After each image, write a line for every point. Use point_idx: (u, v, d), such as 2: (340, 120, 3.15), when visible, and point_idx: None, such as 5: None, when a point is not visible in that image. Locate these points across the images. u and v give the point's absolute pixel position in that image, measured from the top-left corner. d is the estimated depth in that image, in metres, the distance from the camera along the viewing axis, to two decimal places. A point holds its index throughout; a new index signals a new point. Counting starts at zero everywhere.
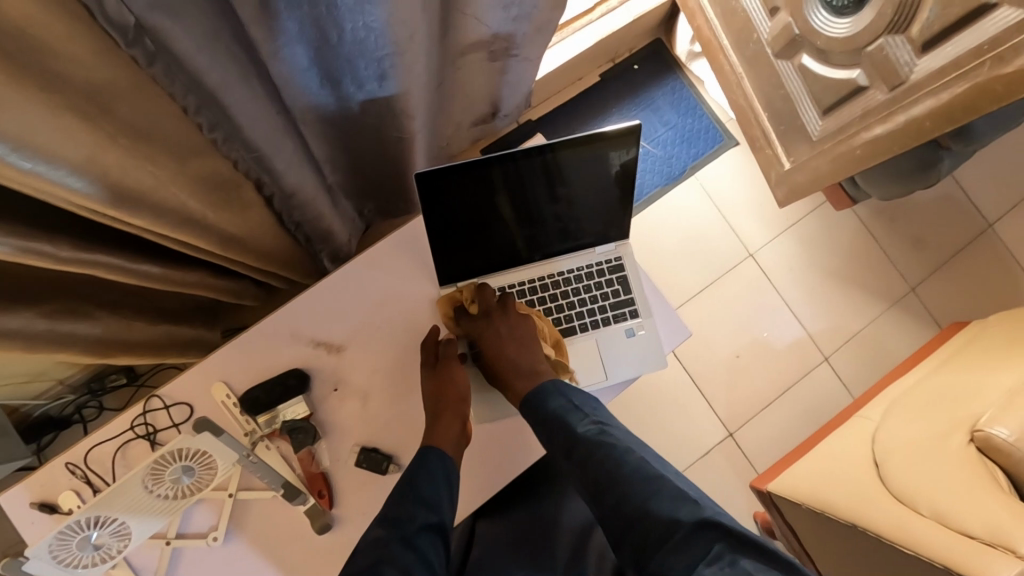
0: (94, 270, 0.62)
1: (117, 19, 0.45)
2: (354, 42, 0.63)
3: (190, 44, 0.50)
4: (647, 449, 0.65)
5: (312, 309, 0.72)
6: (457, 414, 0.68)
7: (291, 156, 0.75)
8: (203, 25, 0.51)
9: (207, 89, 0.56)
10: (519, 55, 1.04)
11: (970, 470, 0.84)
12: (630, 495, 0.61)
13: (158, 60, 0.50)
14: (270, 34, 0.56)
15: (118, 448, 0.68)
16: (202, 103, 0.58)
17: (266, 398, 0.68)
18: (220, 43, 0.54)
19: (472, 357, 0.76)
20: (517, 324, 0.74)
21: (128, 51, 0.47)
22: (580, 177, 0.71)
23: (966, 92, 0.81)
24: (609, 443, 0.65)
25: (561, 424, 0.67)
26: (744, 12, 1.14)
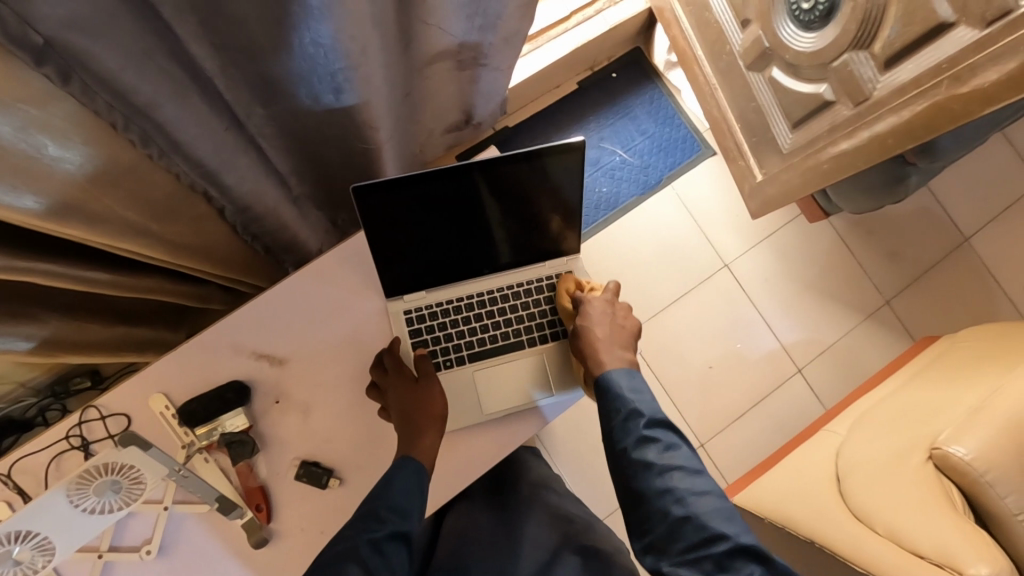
0: (31, 277, 0.61)
1: (23, 39, 0.44)
2: (304, 57, 0.62)
3: (114, 62, 0.49)
4: (698, 465, 0.64)
5: (256, 320, 0.72)
6: (438, 429, 0.67)
7: (247, 170, 0.74)
8: (132, 42, 0.50)
9: (138, 106, 0.54)
10: (489, 64, 1.04)
11: (926, 489, 0.84)
12: (662, 500, 0.62)
13: (78, 79, 0.49)
14: (210, 46, 0.56)
15: (52, 459, 0.67)
16: (132, 119, 0.56)
17: (203, 411, 0.67)
18: (153, 60, 0.53)
19: None
20: (618, 316, 0.73)
21: (41, 69, 0.46)
22: (541, 191, 0.71)
23: (924, 110, 0.81)
24: (666, 452, 0.64)
25: (618, 420, 0.66)
26: (717, 23, 1.14)
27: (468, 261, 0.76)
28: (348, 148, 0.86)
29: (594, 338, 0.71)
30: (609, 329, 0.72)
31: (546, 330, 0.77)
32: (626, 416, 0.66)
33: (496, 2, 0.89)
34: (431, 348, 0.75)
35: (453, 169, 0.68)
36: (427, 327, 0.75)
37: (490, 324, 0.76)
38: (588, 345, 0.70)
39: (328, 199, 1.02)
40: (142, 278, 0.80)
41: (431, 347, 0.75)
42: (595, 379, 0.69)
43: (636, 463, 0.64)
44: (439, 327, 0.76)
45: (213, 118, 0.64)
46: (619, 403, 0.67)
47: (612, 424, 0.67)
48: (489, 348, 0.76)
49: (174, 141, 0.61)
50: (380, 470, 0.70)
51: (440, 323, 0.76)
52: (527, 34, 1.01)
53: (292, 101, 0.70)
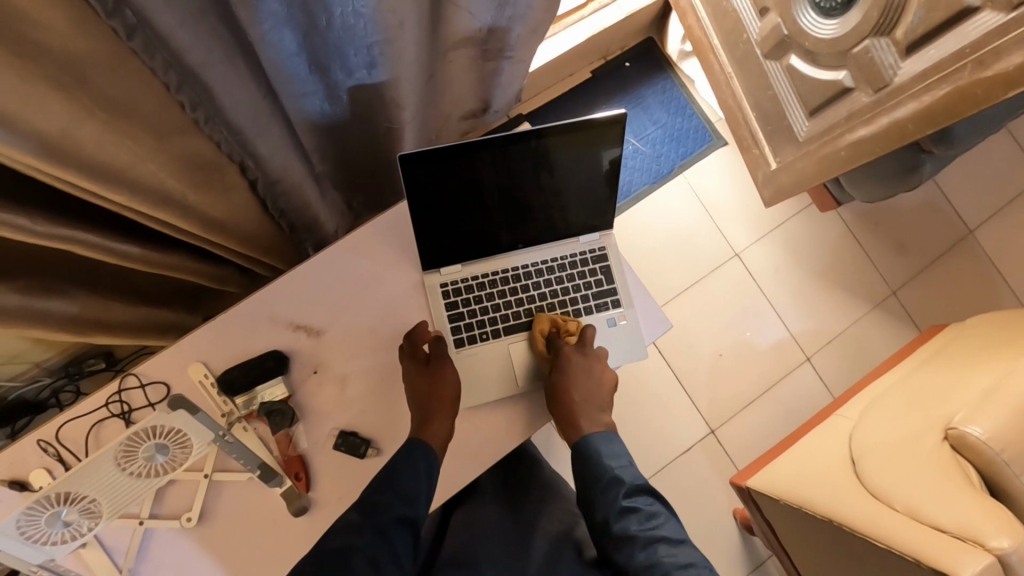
0: (72, 247, 0.61)
1: None
2: (343, 28, 0.63)
3: (173, 22, 0.50)
4: (679, 532, 0.65)
5: (291, 292, 0.73)
6: (450, 414, 0.68)
7: (277, 140, 0.74)
8: (190, 3, 0.51)
9: (189, 66, 0.55)
10: (513, 55, 1.04)
11: (944, 470, 0.85)
12: (647, 570, 0.62)
13: (137, 34, 0.50)
14: (263, 23, 0.56)
15: (92, 426, 0.68)
16: (183, 81, 0.57)
17: (244, 379, 0.68)
18: (204, 20, 0.53)
19: (453, 343, 0.75)
20: (591, 368, 0.72)
21: (108, 22, 0.47)
22: (570, 168, 0.72)
23: (946, 95, 0.82)
24: (648, 519, 0.65)
25: (599, 491, 0.68)
26: (734, 12, 1.15)
27: (501, 235, 0.77)
28: (375, 127, 0.86)
29: (589, 394, 0.71)
30: (586, 385, 0.71)
31: (579, 305, 0.78)
32: (605, 486, 0.68)
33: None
34: (467, 321, 0.76)
35: (488, 140, 0.68)
36: (463, 300, 0.76)
37: (524, 298, 0.78)
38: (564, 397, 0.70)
39: (349, 181, 1.01)
40: (171, 254, 0.80)
41: (466, 319, 0.76)
42: (574, 441, 0.71)
43: (619, 533, 0.65)
44: (475, 300, 0.76)
45: (251, 82, 0.64)
46: (601, 471, 0.69)
47: (592, 495, 0.69)
48: (524, 321, 0.77)
49: (213, 104, 0.61)
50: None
51: (477, 296, 0.76)
52: (552, 23, 1.00)
53: (328, 74, 0.70)
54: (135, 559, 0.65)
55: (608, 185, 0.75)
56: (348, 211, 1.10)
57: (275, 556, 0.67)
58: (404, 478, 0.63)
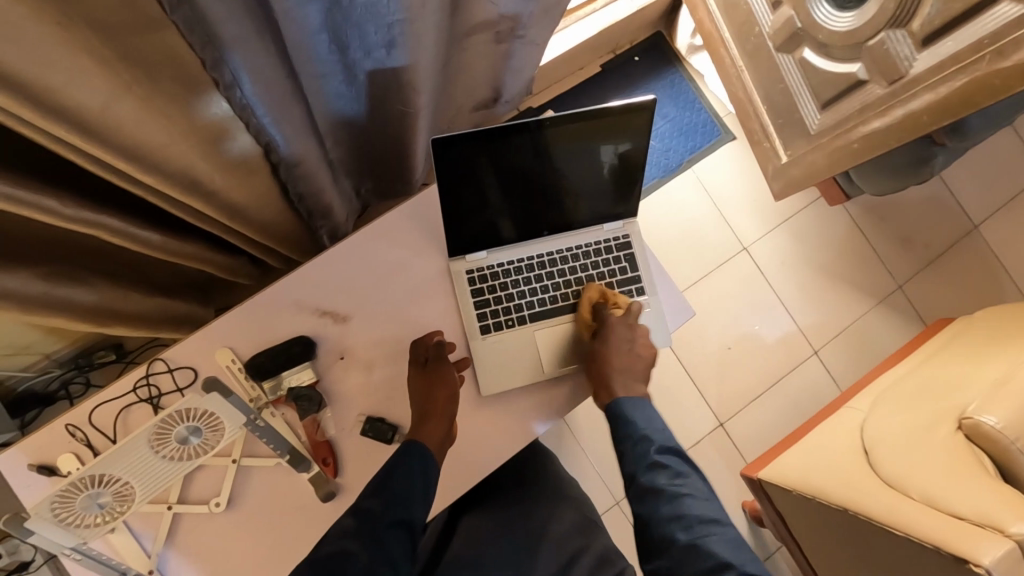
0: (98, 231, 0.61)
1: None
2: (365, 6, 0.63)
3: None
4: (707, 491, 0.64)
5: (317, 278, 0.73)
6: (445, 415, 0.68)
7: (299, 122, 0.74)
8: None
9: (221, 42, 0.55)
10: (525, 35, 1.03)
11: (959, 457, 0.87)
12: (672, 526, 0.60)
13: (181, 8, 0.49)
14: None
15: (120, 411, 0.68)
16: (221, 60, 0.57)
17: (271, 364, 0.68)
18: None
19: (479, 330, 0.76)
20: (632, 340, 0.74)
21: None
22: (570, 160, 0.71)
23: (963, 86, 0.83)
24: (675, 477, 0.64)
25: (630, 447, 0.67)
26: (746, 6, 1.16)
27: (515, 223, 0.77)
28: (393, 112, 0.86)
29: (610, 368, 0.71)
30: (628, 358, 0.72)
31: None
32: (638, 442, 0.67)
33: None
34: (493, 307, 0.76)
35: (493, 129, 0.66)
36: (489, 287, 0.77)
37: (549, 285, 0.78)
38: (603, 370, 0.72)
39: (357, 164, 1.01)
40: (189, 241, 0.80)
41: (492, 306, 0.77)
42: (610, 404, 0.71)
43: (645, 488, 0.64)
44: (500, 287, 0.77)
45: (279, 68, 0.65)
46: (630, 429, 0.69)
47: (622, 449, 0.68)
48: (549, 308, 0.78)
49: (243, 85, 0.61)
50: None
51: (502, 283, 0.77)
52: (564, 5, 1.00)
53: (350, 54, 0.70)
54: (164, 544, 0.65)
55: (612, 175, 0.75)
56: (356, 197, 1.12)
57: (302, 541, 0.67)
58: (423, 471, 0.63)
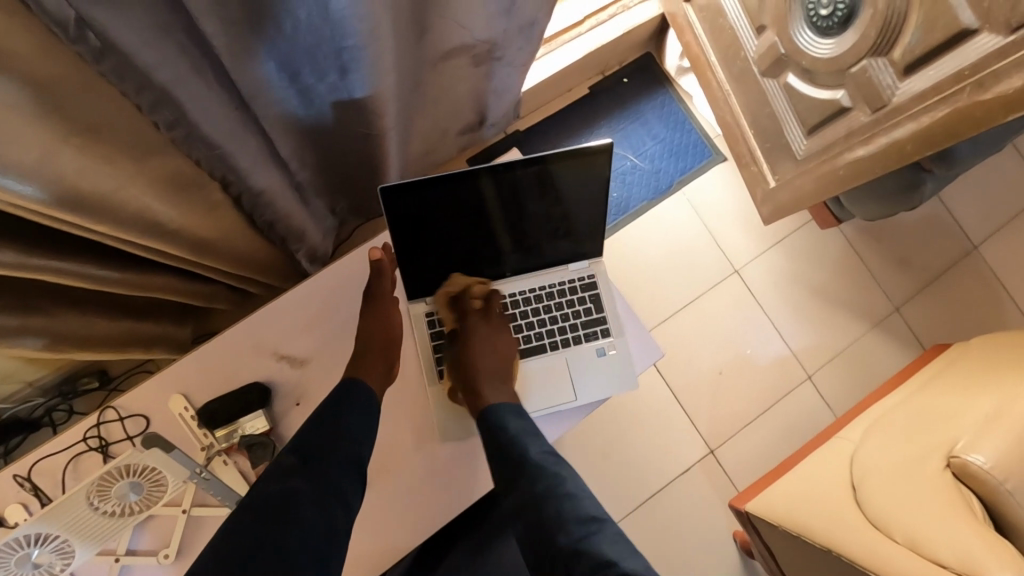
0: (48, 275, 0.60)
1: (53, 11, 0.41)
2: (310, 31, 0.60)
3: (135, 39, 0.47)
4: None
5: (275, 321, 0.74)
6: (383, 354, 0.73)
7: (256, 153, 0.71)
8: (148, 17, 0.47)
9: (159, 84, 0.51)
10: (502, 56, 1.01)
11: (947, 498, 0.84)
12: None
13: (106, 57, 0.46)
14: (225, 21, 0.52)
15: (70, 460, 0.68)
16: (157, 101, 0.53)
17: (223, 412, 0.68)
18: (168, 33, 0.50)
19: (437, 374, 0.78)
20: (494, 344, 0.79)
21: (73, 48, 0.44)
22: (571, 189, 0.76)
23: (945, 117, 0.81)
24: (552, 477, 0.67)
25: None
26: (732, 30, 1.15)
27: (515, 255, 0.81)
28: (364, 136, 0.86)
29: (478, 371, 0.76)
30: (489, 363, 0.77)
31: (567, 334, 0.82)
32: None
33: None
34: (453, 351, 0.79)
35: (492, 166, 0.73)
36: (449, 330, 0.80)
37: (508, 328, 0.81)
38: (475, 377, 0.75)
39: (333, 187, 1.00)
40: (154, 277, 0.80)
41: (451, 349, 0.79)
42: (481, 412, 0.73)
43: None
44: (461, 330, 0.80)
45: (225, 98, 0.61)
46: None
47: None
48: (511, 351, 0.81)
49: (193, 123, 0.58)
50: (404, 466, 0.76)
51: (462, 326, 0.80)
52: (542, 20, 0.98)
53: (309, 79, 0.69)
54: None
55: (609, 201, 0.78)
56: (331, 216, 1.11)
57: None
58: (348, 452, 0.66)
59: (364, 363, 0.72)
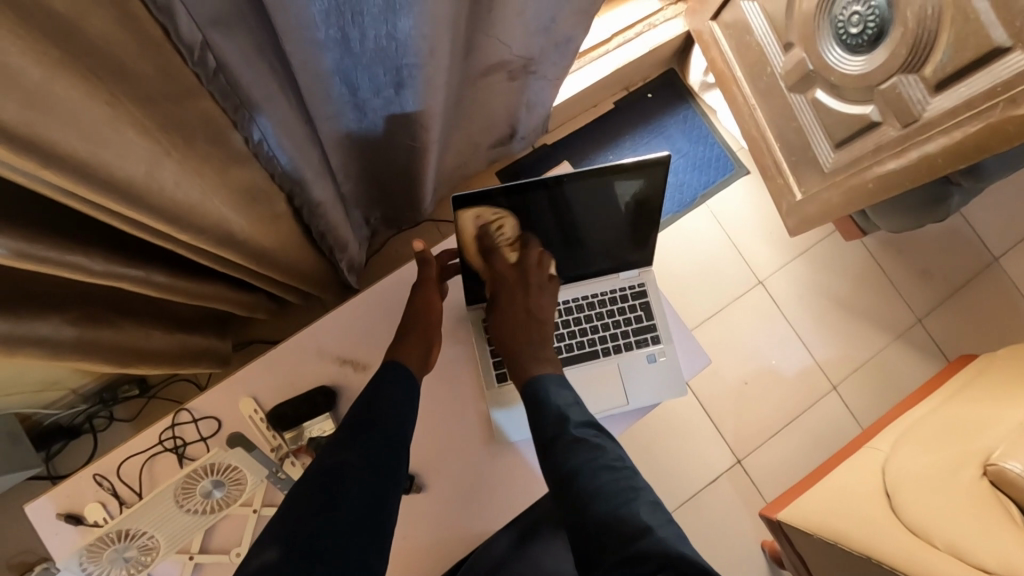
0: (128, 283, 0.63)
1: (186, 37, 0.43)
2: (376, 50, 0.64)
3: (241, 61, 0.49)
4: (623, 465, 0.69)
5: (330, 331, 0.78)
6: (425, 337, 0.76)
7: (316, 165, 0.74)
8: (252, 40, 0.50)
9: (252, 103, 0.54)
10: (538, 71, 1.04)
11: (984, 506, 0.85)
12: (595, 498, 0.65)
13: (217, 78, 0.49)
14: (308, 41, 0.55)
15: (145, 461, 0.73)
16: (249, 118, 0.56)
17: (294, 414, 0.73)
18: (261, 52, 0.53)
19: (496, 378, 0.84)
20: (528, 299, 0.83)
21: (194, 70, 0.46)
22: (589, 206, 0.78)
23: (978, 131, 0.83)
24: (593, 451, 0.69)
25: (550, 422, 0.72)
26: (759, 47, 1.18)
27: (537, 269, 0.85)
28: (409, 148, 0.88)
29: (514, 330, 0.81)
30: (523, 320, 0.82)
31: (619, 340, 0.88)
32: (557, 418, 0.72)
33: (556, 8, 0.88)
34: None
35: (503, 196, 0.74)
36: None
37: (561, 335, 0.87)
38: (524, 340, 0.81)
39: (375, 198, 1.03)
40: (211, 285, 0.83)
41: None
42: (527, 384, 0.77)
43: (567, 462, 0.68)
44: None
45: (297, 114, 0.64)
46: (549, 405, 0.74)
47: (543, 424, 0.72)
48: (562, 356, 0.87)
49: (271, 139, 0.61)
50: (457, 466, 0.81)
51: None
52: (579, 39, 0.99)
53: (367, 93, 0.72)
54: None
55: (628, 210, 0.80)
56: (366, 226, 1.15)
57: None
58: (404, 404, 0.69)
59: (403, 344, 0.75)
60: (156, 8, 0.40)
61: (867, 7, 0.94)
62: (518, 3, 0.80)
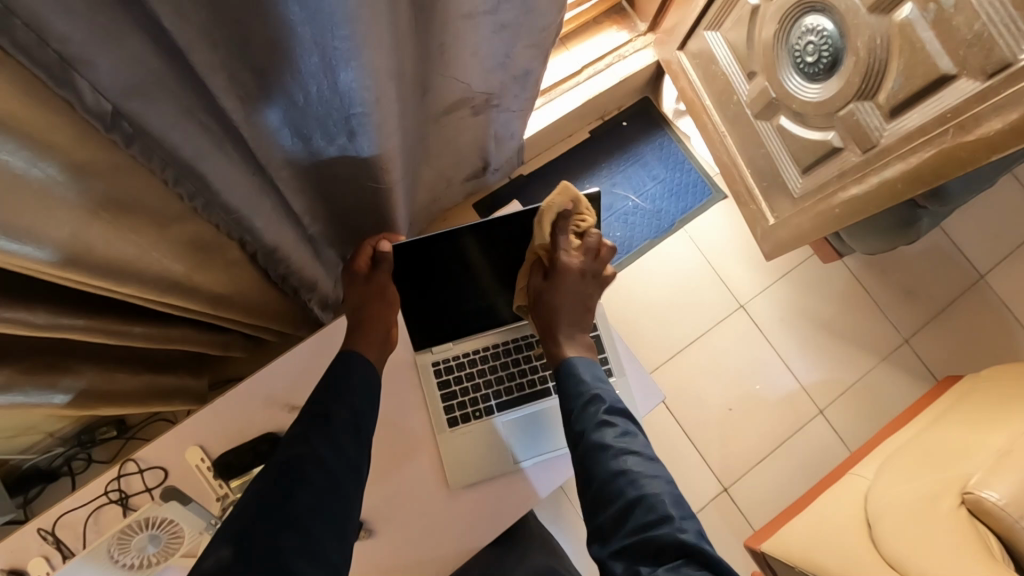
0: (77, 333, 0.63)
1: (94, 106, 0.45)
2: (322, 102, 0.63)
3: (165, 123, 0.51)
4: (651, 453, 0.69)
5: (280, 375, 0.79)
6: (381, 321, 0.78)
7: (270, 212, 0.75)
8: (179, 102, 0.51)
9: (184, 160, 0.55)
10: (501, 104, 1.05)
11: (962, 536, 0.83)
12: (619, 483, 0.66)
13: (137, 141, 0.50)
14: (239, 97, 0.56)
15: (90, 513, 0.74)
16: (182, 175, 0.58)
17: (238, 462, 0.75)
18: (191, 113, 0.53)
19: (447, 423, 0.84)
20: (584, 290, 0.80)
21: (108, 135, 0.48)
22: None
23: (932, 157, 0.84)
24: (621, 436, 0.69)
25: (580, 404, 0.72)
26: (724, 76, 1.19)
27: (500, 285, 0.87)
28: (370, 191, 0.89)
29: (565, 318, 0.79)
30: (577, 309, 0.80)
31: None
32: (588, 401, 0.72)
33: (509, 42, 0.89)
34: (460, 399, 0.86)
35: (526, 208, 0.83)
36: (454, 378, 0.86)
37: (507, 376, 0.88)
38: (569, 330, 0.79)
39: (344, 236, 1.04)
40: (175, 328, 0.84)
41: (459, 399, 0.86)
42: (563, 363, 0.77)
43: (595, 444, 0.68)
44: (465, 377, 0.87)
45: (245, 168, 0.66)
46: (580, 388, 0.73)
47: (574, 406, 0.72)
48: (514, 396, 0.88)
49: (212, 192, 0.62)
50: (410, 511, 0.80)
51: (467, 373, 0.87)
52: (538, 69, 1.01)
53: (320, 143, 0.71)
54: None
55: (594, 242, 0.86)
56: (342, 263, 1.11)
57: None
58: (359, 414, 0.69)
59: (366, 337, 0.76)
60: (57, 83, 0.41)
61: (821, 37, 0.94)
62: (471, 41, 0.81)
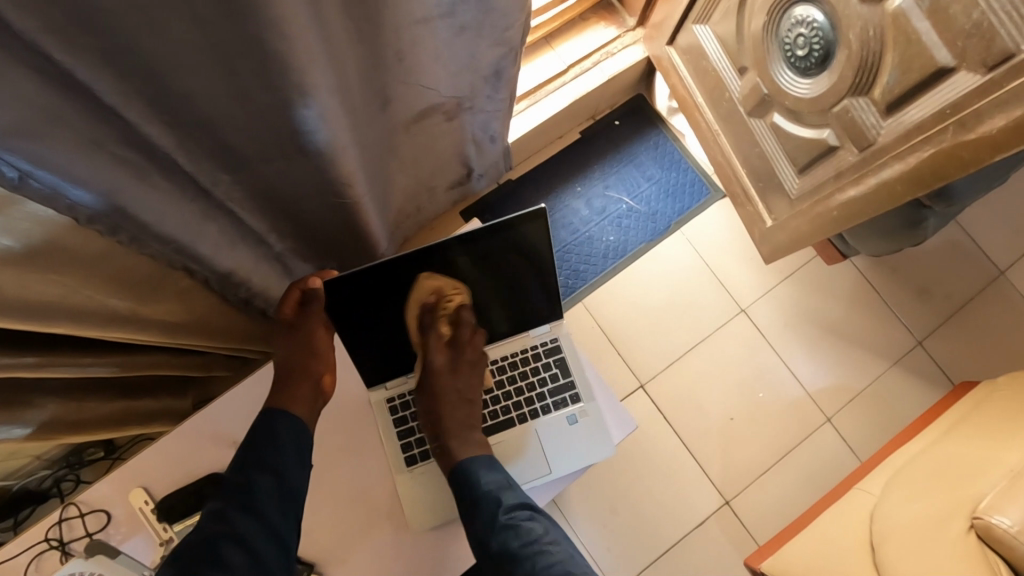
0: (23, 369, 0.62)
1: None
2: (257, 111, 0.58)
3: (63, 155, 0.48)
4: (554, 530, 0.76)
5: (235, 410, 0.79)
6: (307, 376, 0.76)
7: (218, 238, 0.72)
8: (79, 135, 0.48)
9: (98, 193, 0.53)
10: (474, 106, 1.01)
11: (972, 565, 0.77)
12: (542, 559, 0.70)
13: (34, 179, 0.47)
14: (157, 117, 0.52)
15: (32, 558, 0.75)
16: (97, 212, 0.55)
17: (182, 507, 0.74)
18: (99, 143, 0.50)
19: (405, 462, 0.81)
20: (460, 382, 0.80)
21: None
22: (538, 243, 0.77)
23: (931, 157, 0.77)
24: (530, 516, 0.74)
25: (482, 488, 0.74)
26: (715, 71, 1.13)
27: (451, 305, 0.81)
28: (335, 208, 0.86)
29: (456, 418, 0.79)
30: (454, 404, 0.79)
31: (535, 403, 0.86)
32: (491, 481, 0.75)
33: (472, 42, 0.84)
34: (417, 436, 0.82)
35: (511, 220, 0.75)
36: (410, 414, 0.83)
37: None
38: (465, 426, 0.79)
39: (319, 253, 1.01)
40: (142, 355, 0.82)
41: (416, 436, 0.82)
42: (454, 468, 0.76)
43: (511, 525, 0.72)
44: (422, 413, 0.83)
45: (181, 196, 0.63)
46: (481, 470, 0.76)
47: (477, 490, 0.74)
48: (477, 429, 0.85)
49: (140, 223, 0.59)
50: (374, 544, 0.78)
51: None
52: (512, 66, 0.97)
53: (266, 166, 0.68)
54: None
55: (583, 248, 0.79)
56: None
57: None
58: (287, 474, 0.69)
59: (293, 394, 0.74)
60: None
61: (811, 29, 0.88)
62: (430, 46, 0.77)
